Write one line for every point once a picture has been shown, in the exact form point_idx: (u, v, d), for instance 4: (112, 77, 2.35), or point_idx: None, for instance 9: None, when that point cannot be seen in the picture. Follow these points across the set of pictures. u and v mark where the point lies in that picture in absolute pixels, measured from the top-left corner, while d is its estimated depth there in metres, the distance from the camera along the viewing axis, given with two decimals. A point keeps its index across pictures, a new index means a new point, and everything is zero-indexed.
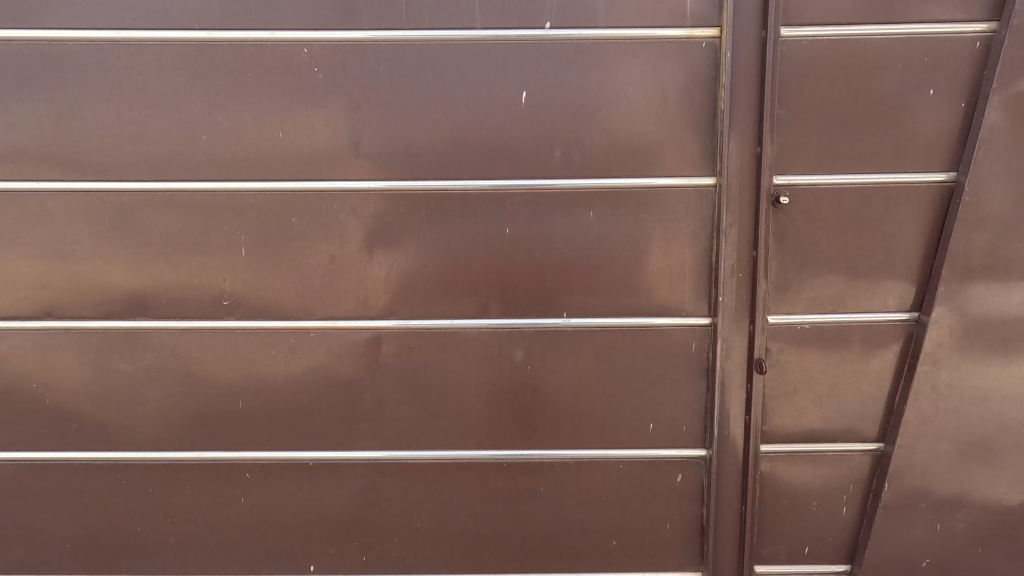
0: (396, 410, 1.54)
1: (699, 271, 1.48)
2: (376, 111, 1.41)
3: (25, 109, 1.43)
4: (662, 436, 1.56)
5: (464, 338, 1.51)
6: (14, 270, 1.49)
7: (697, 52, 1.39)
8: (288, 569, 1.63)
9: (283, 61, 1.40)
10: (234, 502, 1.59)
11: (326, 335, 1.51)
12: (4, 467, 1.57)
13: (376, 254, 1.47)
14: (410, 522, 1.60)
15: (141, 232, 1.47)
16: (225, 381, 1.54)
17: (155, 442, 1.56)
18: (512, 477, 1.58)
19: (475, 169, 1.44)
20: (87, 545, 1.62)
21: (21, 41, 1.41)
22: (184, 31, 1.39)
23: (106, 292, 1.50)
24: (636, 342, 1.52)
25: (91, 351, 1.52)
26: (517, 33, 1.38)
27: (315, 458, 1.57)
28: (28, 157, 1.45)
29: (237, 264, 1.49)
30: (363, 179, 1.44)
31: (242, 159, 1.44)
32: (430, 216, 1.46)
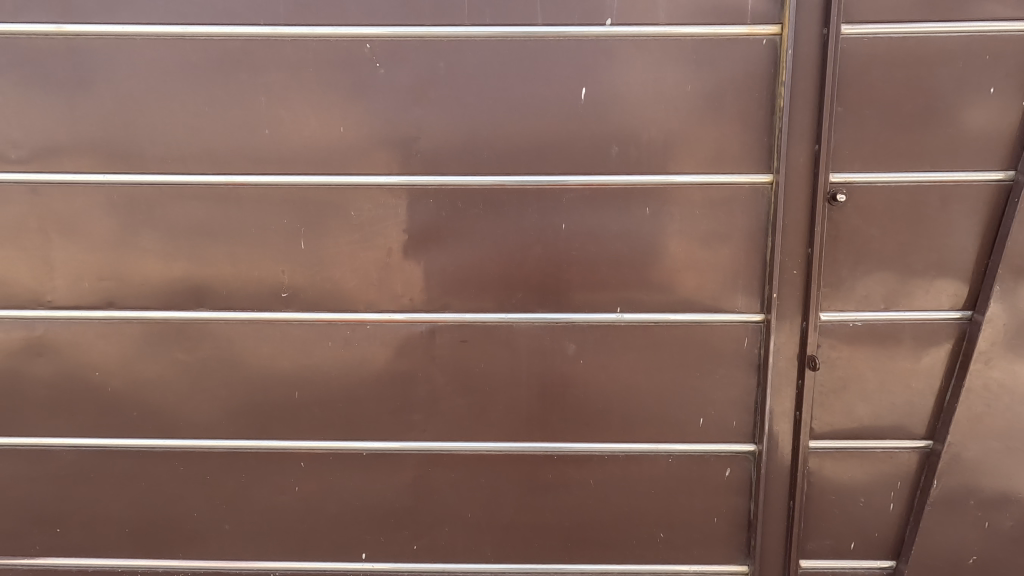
0: (450, 402, 1.57)
1: (753, 267, 1.49)
2: (437, 107, 1.43)
3: (90, 102, 1.45)
4: (711, 430, 1.58)
5: (518, 332, 1.53)
6: (79, 259, 1.52)
7: (757, 50, 1.39)
8: (341, 556, 1.66)
9: (345, 57, 1.41)
10: (288, 490, 1.63)
11: (382, 328, 1.54)
12: (67, 453, 1.61)
13: (433, 248, 1.50)
14: (461, 512, 1.63)
15: (202, 225, 1.50)
16: (281, 372, 1.56)
17: (212, 430, 1.59)
18: (562, 469, 1.60)
19: (533, 164, 1.45)
20: (144, 530, 1.66)
21: (88, 36, 1.42)
22: (247, 26, 1.41)
23: (167, 283, 1.53)
24: (687, 337, 1.53)
25: (152, 341, 1.55)
26: (578, 30, 1.39)
27: (368, 448, 1.60)
28: (92, 149, 1.47)
29: (296, 257, 1.51)
30: (422, 174, 1.46)
31: (303, 153, 1.46)
32: (487, 211, 1.47)
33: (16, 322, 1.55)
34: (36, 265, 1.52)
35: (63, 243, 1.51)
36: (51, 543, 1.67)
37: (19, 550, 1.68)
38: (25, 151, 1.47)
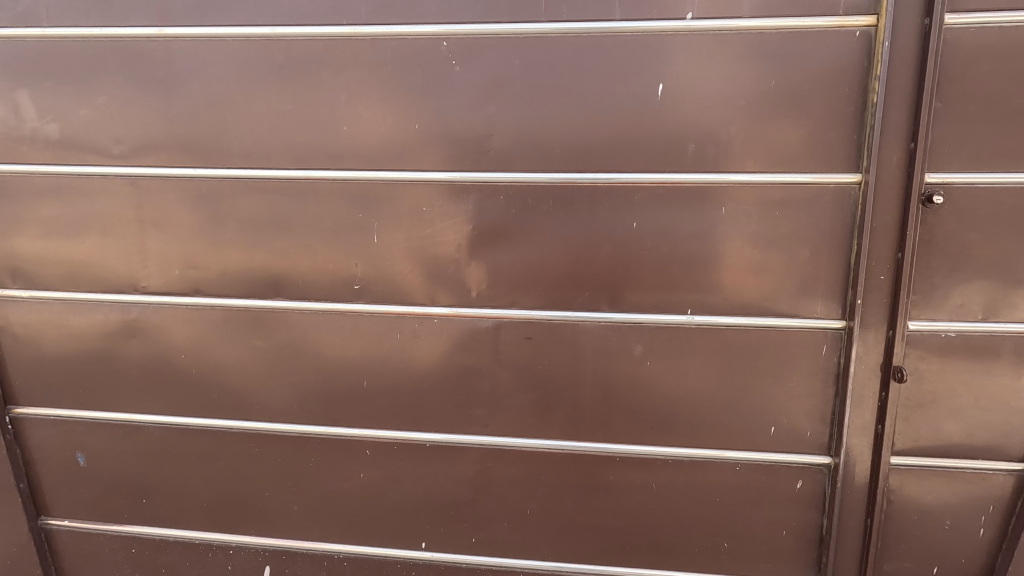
0: (513, 398, 1.58)
1: (835, 271, 1.42)
2: (510, 104, 1.43)
3: (184, 100, 1.53)
4: (783, 440, 1.52)
5: (584, 331, 1.52)
6: (171, 248, 1.62)
7: (849, 42, 1.32)
8: (401, 543, 1.71)
9: (422, 55, 1.44)
10: (353, 476, 1.68)
11: (449, 322, 1.56)
12: (154, 429, 1.72)
13: (502, 245, 1.50)
14: (520, 508, 1.64)
15: (282, 218, 1.57)
16: (351, 362, 1.61)
17: (285, 415, 1.67)
18: (624, 471, 1.58)
19: (606, 162, 1.43)
20: (220, 506, 1.75)
21: (184, 38, 1.50)
22: (330, 26, 1.45)
23: (248, 273, 1.61)
24: (761, 342, 1.48)
25: (233, 327, 1.64)
26: (657, 25, 1.36)
27: (432, 440, 1.63)
28: (184, 144, 1.56)
29: (369, 250, 1.56)
30: (494, 171, 1.47)
31: (379, 150, 1.50)
32: (557, 208, 1.47)
33: (114, 306, 1.66)
34: (133, 253, 1.63)
35: (157, 233, 1.61)
36: (137, 513, 1.79)
37: (108, 517, 1.81)
38: (126, 147, 1.58)
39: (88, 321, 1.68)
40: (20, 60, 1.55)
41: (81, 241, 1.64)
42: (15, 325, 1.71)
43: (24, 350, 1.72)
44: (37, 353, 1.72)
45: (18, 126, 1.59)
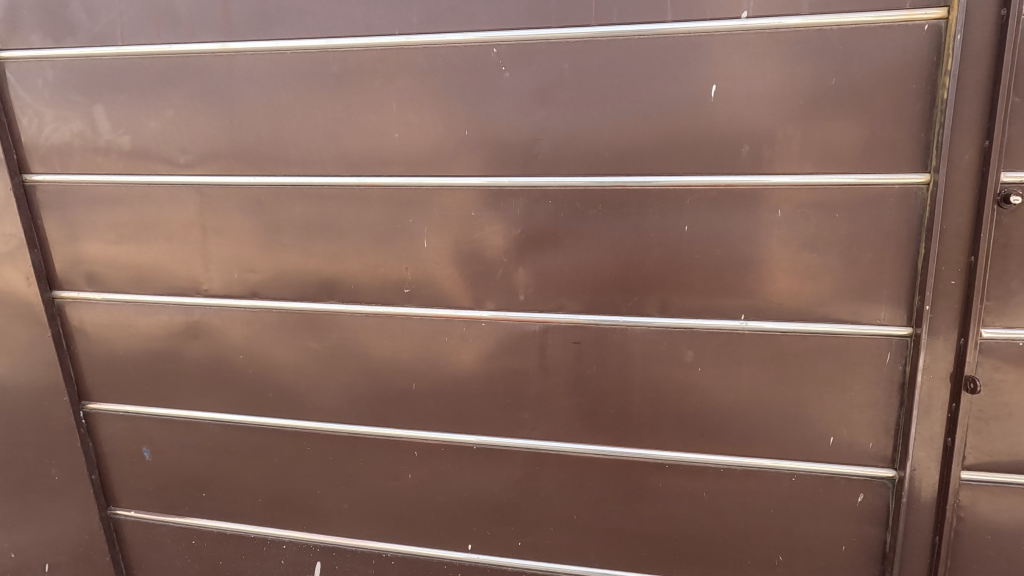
0: (560, 403, 1.57)
1: (901, 275, 1.36)
2: (560, 108, 1.43)
3: (245, 110, 1.60)
4: (842, 451, 1.46)
5: (633, 335, 1.51)
6: (231, 253, 1.69)
7: (917, 36, 1.26)
8: (448, 544, 1.73)
9: (472, 62, 1.46)
10: (401, 477, 1.71)
11: (497, 326, 1.57)
12: (213, 425, 1.80)
13: (550, 249, 1.51)
14: (567, 513, 1.63)
15: (335, 223, 1.61)
16: (400, 364, 1.65)
17: (336, 414, 1.71)
18: (674, 479, 1.55)
19: (656, 165, 1.42)
20: (274, 502, 1.82)
21: (246, 52, 1.57)
22: (384, 36, 1.49)
23: (303, 277, 1.66)
24: (820, 349, 1.43)
25: (287, 329, 1.69)
26: (711, 25, 1.34)
27: (479, 442, 1.64)
28: (245, 153, 1.63)
29: (418, 255, 1.58)
30: (543, 176, 1.47)
31: (429, 156, 1.53)
32: (607, 212, 1.46)
33: (177, 308, 1.75)
34: (196, 257, 1.71)
35: (218, 238, 1.69)
36: (197, 506, 1.87)
37: (170, 510, 1.90)
38: (192, 156, 1.66)
39: (154, 322, 1.77)
40: (97, 77, 1.65)
41: (149, 246, 1.73)
42: (89, 325, 1.82)
43: (97, 349, 1.83)
44: (109, 352, 1.83)
45: (94, 139, 1.69)
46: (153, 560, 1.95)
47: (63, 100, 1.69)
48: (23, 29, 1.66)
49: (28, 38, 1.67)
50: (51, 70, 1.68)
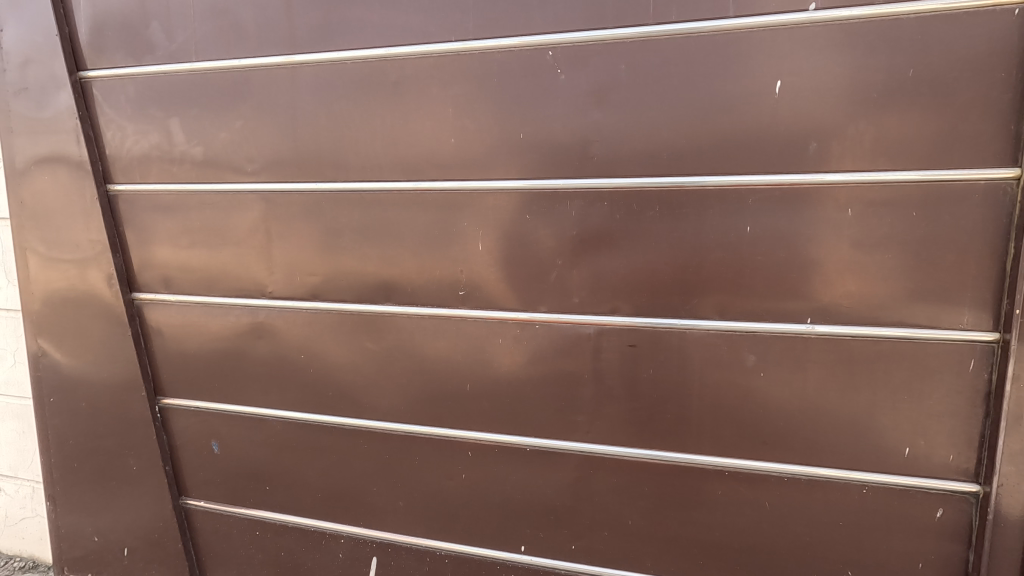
0: (615, 406, 1.56)
1: (986, 277, 1.28)
2: (616, 109, 1.42)
3: (307, 119, 1.66)
4: (919, 463, 1.38)
5: (691, 338, 1.48)
6: (294, 256, 1.76)
7: (1005, 22, 1.19)
8: (501, 545, 1.74)
9: (528, 65, 1.47)
10: (456, 477, 1.73)
11: (551, 328, 1.57)
12: (276, 422, 1.88)
13: (606, 251, 1.49)
14: (621, 518, 1.61)
15: (393, 228, 1.66)
16: (455, 365, 1.67)
17: (392, 413, 1.75)
18: (734, 487, 1.51)
19: (716, 164, 1.39)
20: (333, 497, 1.88)
21: (309, 63, 1.63)
22: (441, 43, 1.51)
23: (362, 280, 1.71)
24: (894, 355, 1.36)
25: (346, 330, 1.75)
26: (775, 18, 1.30)
27: (533, 444, 1.64)
28: (306, 160, 1.69)
29: (473, 257, 1.60)
30: (599, 178, 1.46)
31: (484, 160, 1.55)
32: (664, 213, 1.44)
33: (244, 309, 1.83)
34: (262, 261, 1.79)
35: (282, 242, 1.76)
36: (261, 499, 1.96)
37: (236, 501, 1.99)
38: (258, 165, 1.74)
39: (223, 322, 1.86)
40: (172, 91, 1.76)
41: (219, 251, 1.83)
42: (164, 325, 1.93)
43: (171, 348, 1.95)
44: (181, 351, 1.94)
45: (170, 150, 1.80)
46: (220, 549, 2.05)
47: (143, 114, 1.80)
48: (108, 51, 1.79)
49: (112, 58, 1.80)
50: (132, 86, 1.80)
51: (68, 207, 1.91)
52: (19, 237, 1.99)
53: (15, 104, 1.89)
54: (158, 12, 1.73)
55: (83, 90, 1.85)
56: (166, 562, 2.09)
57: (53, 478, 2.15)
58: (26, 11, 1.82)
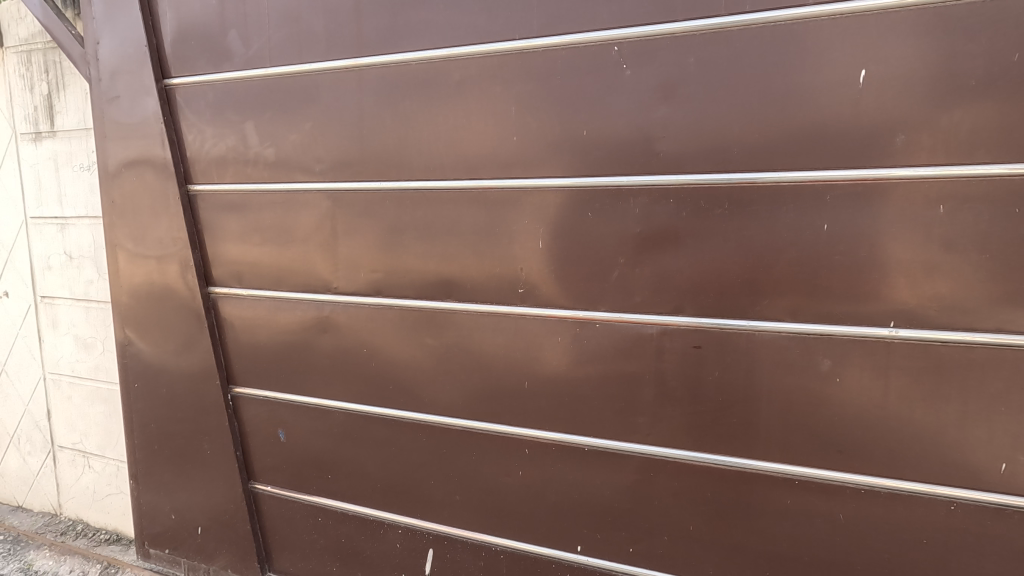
0: (677, 408, 1.52)
1: None
2: (684, 104, 1.39)
3: (373, 119, 1.71)
4: (1017, 480, 1.28)
5: (761, 341, 1.42)
6: (358, 253, 1.82)
7: None
8: (557, 544, 1.73)
9: (593, 61, 1.45)
10: (512, 473, 1.74)
11: (612, 327, 1.55)
12: (339, 413, 1.95)
13: (670, 249, 1.46)
14: (683, 523, 1.57)
15: (454, 225, 1.68)
16: (513, 363, 1.68)
17: (451, 408, 1.78)
18: (805, 496, 1.45)
19: (791, 160, 1.33)
20: (391, 488, 1.93)
21: (375, 65, 1.68)
22: (505, 42, 1.52)
23: (423, 277, 1.74)
24: (989, 363, 1.26)
25: (407, 326, 1.79)
26: (860, 4, 1.23)
27: (591, 444, 1.63)
28: (371, 160, 1.74)
29: (534, 255, 1.60)
30: (664, 174, 1.43)
31: (546, 157, 1.54)
32: (734, 211, 1.39)
33: (310, 304, 1.91)
34: (327, 258, 1.86)
35: (348, 240, 1.82)
36: (323, 486, 2.04)
37: (300, 488, 2.08)
38: (325, 165, 1.80)
39: (291, 316, 1.95)
40: (248, 96, 1.85)
41: (287, 248, 1.91)
42: (236, 318, 2.04)
43: (242, 340, 2.05)
44: (252, 342, 2.04)
45: (245, 152, 1.90)
46: (284, 532, 2.15)
47: (221, 118, 1.91)
48: (191, 59, 1.91)
49: (194, 66, 1.91)
50: (212, 92, 1.90)
51: (153, 206, 2.04)
52: (111, 235, 2.15)
53: (109, 111, 2.05)
54: (236, 21, 1.82)
55: (168, 96, 1.97)
56: (236, 542, 2.21)
57: (137, 458, 2.32)
58: (120, 25, 1.96)
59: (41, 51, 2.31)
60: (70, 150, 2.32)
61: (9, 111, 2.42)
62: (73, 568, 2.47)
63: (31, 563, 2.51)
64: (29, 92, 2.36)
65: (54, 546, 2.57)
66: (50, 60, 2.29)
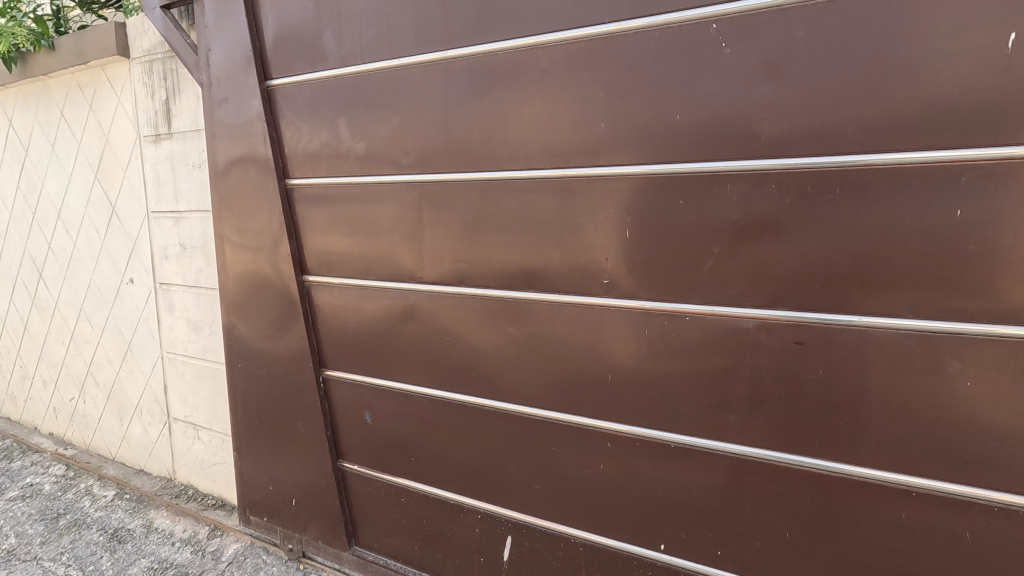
0: (774, 408, 1.43)
1: None
2: (791, 82, 1.29)
3: (458, 111, 1.74)
4: None
5: (875, 338, 1.30)
6: (442, 243, 1.86)
7: None
8: (639, 541, 1.70)
9: (689, 41, 1.38)
10: (593, 466, 1.72)
11: (703, 320, 1.48)
12: (422, 398, 2.01)
13: (771, 239, 1.37)
14: (778, 529, 1.49)
15: (538, 215, 1.67)
16: (596, 355, 1.65)
17: (531, 398, 1.79)
18: (924, 511, 1.31)
19: (918, 139, 1.20)
20: (471, 474, 1.97)
21: (463, 57, 1.70)
22: (595, 26, 1.48)
23: (506, 267, 1.75)
24: None
25: (489, 315, 1.81)
26: None
27: (678, 440, 1.57)
28: (456, 151, 1.77)
29: (620, 245, 1.56)
30: (766, 158, 1.34)
31: (635, 143, 1.49)
32: (848, 196, 1.28)
33: (396, 293, 1.98)
34: (413, 248, 1.91)
35: (433, 230, 1.87)
36: (406, 468, 2.12)
37: (385, 469, 2.17)
38: (412, 157, 1.85)
39: (378, 304, 2.03)
40: (341, 94, 1.94)
41: (375, 238, 1.99)
42: (328, 305, 2.16)
43: (333, 326, 2.17)
44: (342, 329, 2.15)
45: (337, 147, 1.99)
46: (370, 509, 2.26)
47: (316, 115, 2.02)
48: (290, 60, 2.02)
49: (293, 67, 2.02)
50: (308, 91, 2.01)
51: (255, 200, 2.20)
52: (219, 227, 2.35)
53: (219, 113, 2.22)
54: (332, 22, 1.91)
55: (269, 97, 2.11)
56: (326, 515, 2.35)
57: (240, 432, 2.52)
58: (228, 32, 2.12)
59: (161, 60, 2.54)
60: (184, 150, 2.54)
61: (134, 116, 2.69)
62: (186, 528, 2.72)
63: (152, 521, 2.79)
64: (151, 98, 2.61)
65: (170, 507, 2.86)
66: (169, 69, 2.52)
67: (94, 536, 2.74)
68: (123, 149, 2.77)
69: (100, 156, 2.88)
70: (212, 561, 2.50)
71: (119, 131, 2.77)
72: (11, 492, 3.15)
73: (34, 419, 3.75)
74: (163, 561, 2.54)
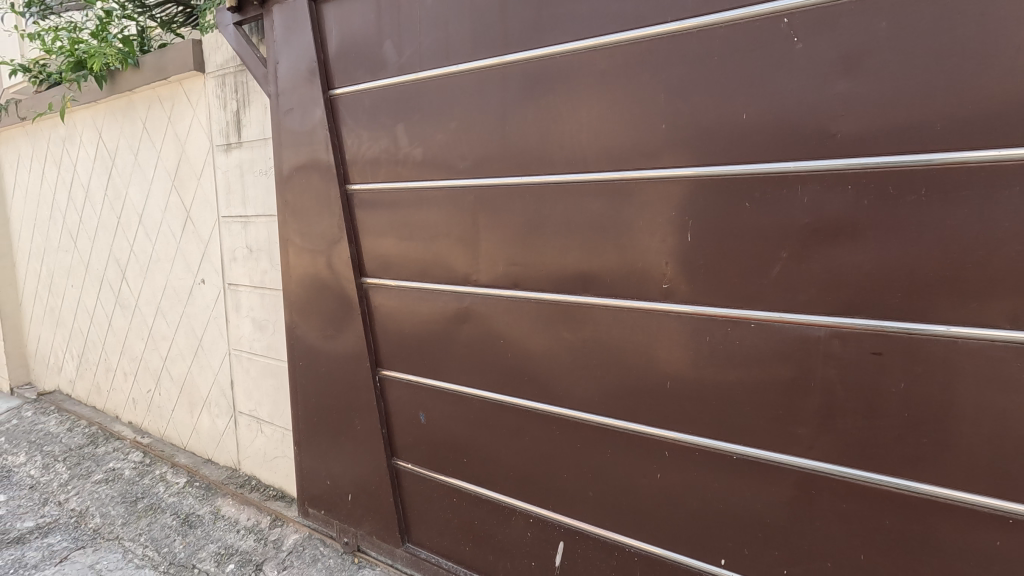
0: (849, 422, 1.35)
1: None
2: (870, 77, 1.22)
3: (516, 115, 1.75)
4: None
5: (965, 350, 1.21)
6: (497, 247, 1.87)
7: None
8: (698, 554, 1.64)
9: (757, 38, 1.33)
10: (650, 475, 1.68)
11: (770, 328, 1.42)
12: (475, 400, 2.03)
13: (846, 243, 1.30)
14: (852, 551, 1.40)
15: (595, 219, 1.65)
16: (653, 362, 1.62)
17: (586, 404, 1.77)
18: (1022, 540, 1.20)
19: (1018, 134, 1.10)
20: (524, 477, 1.97)
21: (520, 62, 1.70)
22: (657, 26, 1.46)
23: (561, 270, 1.74)
24: None
25: (544, 319, 1.81)
26: None
27: (741, 452, 1.52)
28: (513, 155, 1.78)
29: (681, 249, 1.52)
30: (842, 158, 1.27)
31: (698, 143, 1.45)
32: (934, 197, 1.19)
33: (451, 295, 2.01)
34: (468, 251, 1.94)
35: (488, 234, 1.88)
36: (458, 469, 2.14)
37: (438, 469, 2.21)
38: (468, 162, 1.87)
39: (433, 306, 2.07)
40: (400, 101, 1.99)
41: (431, 242, 2.03)
42: (384, 307, 2.22)
43: (389, 327, 2.23)
44: (398, 330, 2.20)
45: (396, 153, 2.05)
46: (422, 508, 2.30)
47: (376, 123, 2.08)
48: (352, 70, 2.10)
49: (354, 77, 2.10)
50: (369, 99, 2.08)
51: (318, 205, 2.29)
52: (285, 231, 2.46)
53: (285, 122, 2.33)
54: (392, 32, 1.96)
55: (332, 106, 2.20)
56: (380, 512, 2.41)
57: (300, 428, 2.63)
58: (295, 45, 2.22)
59: (233, 74, 2.70)
60: (253, 158, 2.69)
61: (208, 126, 2.86)
62: (249, 517, 2.87)
63: (219, 508, 2.95)
64: (223, 109, 2.77)
65: (235, 496, 3.02)
66: (240, 82, 2.67)
67: (168, 520, 2.93)
68: (198, 158, 2.96)
69: (177, 164, 3.09)
70: (274, 550, 2.62)
71: (194, 142, 2.95)
72: (96, 475, 3.42)
73: (116, 408, 4.06)
74: (229, 547, 2.68)
